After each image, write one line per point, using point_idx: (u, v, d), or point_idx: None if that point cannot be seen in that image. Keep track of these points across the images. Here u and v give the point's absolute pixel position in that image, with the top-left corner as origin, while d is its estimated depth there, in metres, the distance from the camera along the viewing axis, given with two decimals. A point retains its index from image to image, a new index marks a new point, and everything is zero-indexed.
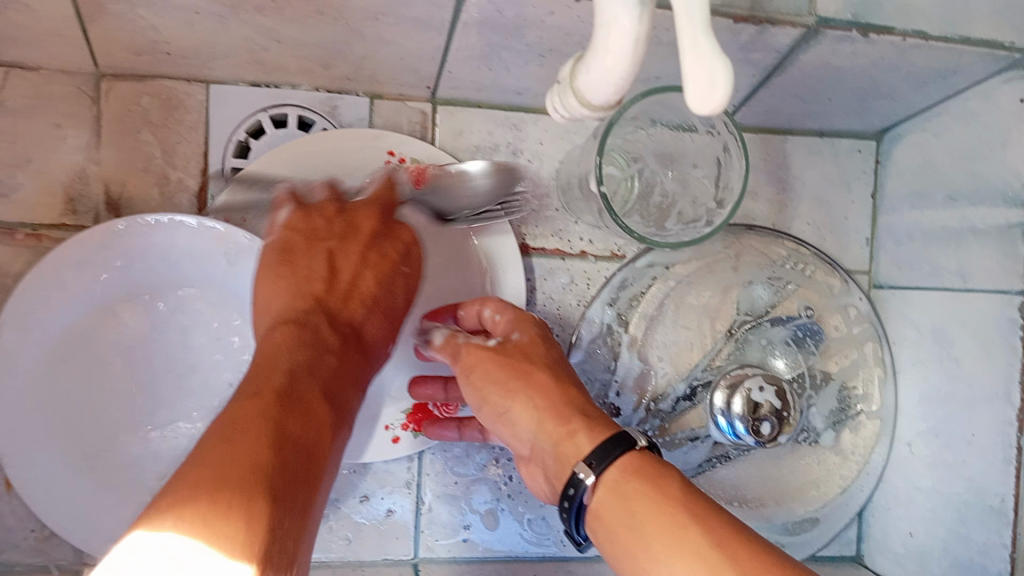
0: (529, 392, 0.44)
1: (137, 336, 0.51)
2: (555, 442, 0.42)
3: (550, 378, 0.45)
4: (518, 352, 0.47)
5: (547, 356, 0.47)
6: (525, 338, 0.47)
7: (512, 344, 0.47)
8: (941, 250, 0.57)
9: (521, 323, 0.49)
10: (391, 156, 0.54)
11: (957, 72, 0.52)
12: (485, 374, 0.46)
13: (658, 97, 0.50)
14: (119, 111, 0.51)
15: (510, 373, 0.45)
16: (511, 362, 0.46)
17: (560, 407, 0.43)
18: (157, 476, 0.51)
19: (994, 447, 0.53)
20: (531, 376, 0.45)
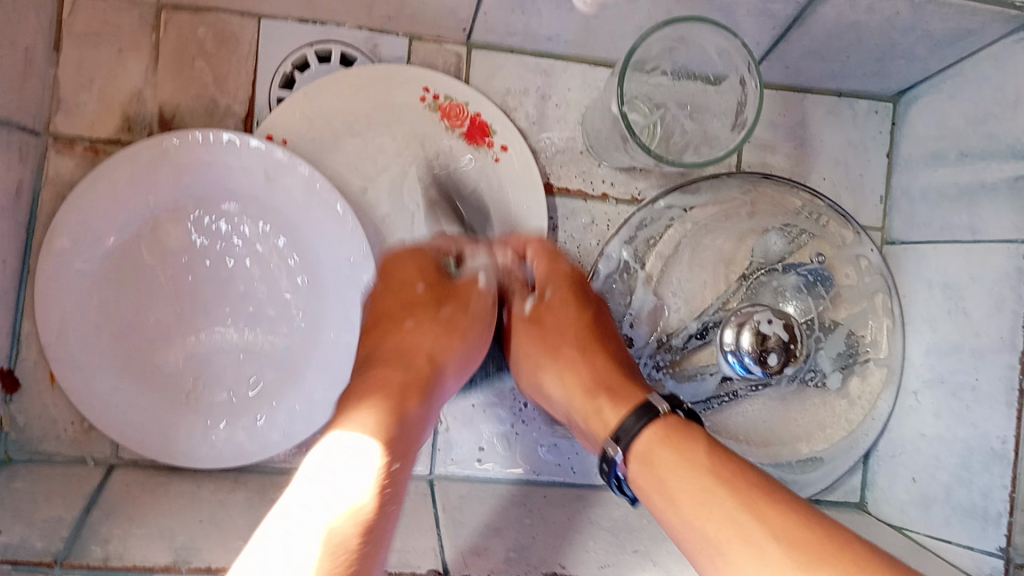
0: (557, 362, 0.53)
1: (182, 247, 0.55)
2: (586, 419, 0.50)
3: (575, 353, 0.53)
4: (552, 317, 0.55)
5: (572, 322, 0.54)
6: (557, 298, 0.55)
7: (546, 308, 0.55)
8: (951, 207, 0.59)
9: (559, 279, 0.55)
10: (426, 92, 0.57)
11: (974, 32, 0.53)
12: (526, 347, 0.55)
13: (677, 29, 0.51)
14: (176, 39, 0.55)
15: (542, 347, 0.54)
16: (545, 338, 0.55)
17: (586, 384, 0.51)
18: (192, 378, 0.55)
19: (1000, 392, 0.53)
20: (560, 353, 0.53)
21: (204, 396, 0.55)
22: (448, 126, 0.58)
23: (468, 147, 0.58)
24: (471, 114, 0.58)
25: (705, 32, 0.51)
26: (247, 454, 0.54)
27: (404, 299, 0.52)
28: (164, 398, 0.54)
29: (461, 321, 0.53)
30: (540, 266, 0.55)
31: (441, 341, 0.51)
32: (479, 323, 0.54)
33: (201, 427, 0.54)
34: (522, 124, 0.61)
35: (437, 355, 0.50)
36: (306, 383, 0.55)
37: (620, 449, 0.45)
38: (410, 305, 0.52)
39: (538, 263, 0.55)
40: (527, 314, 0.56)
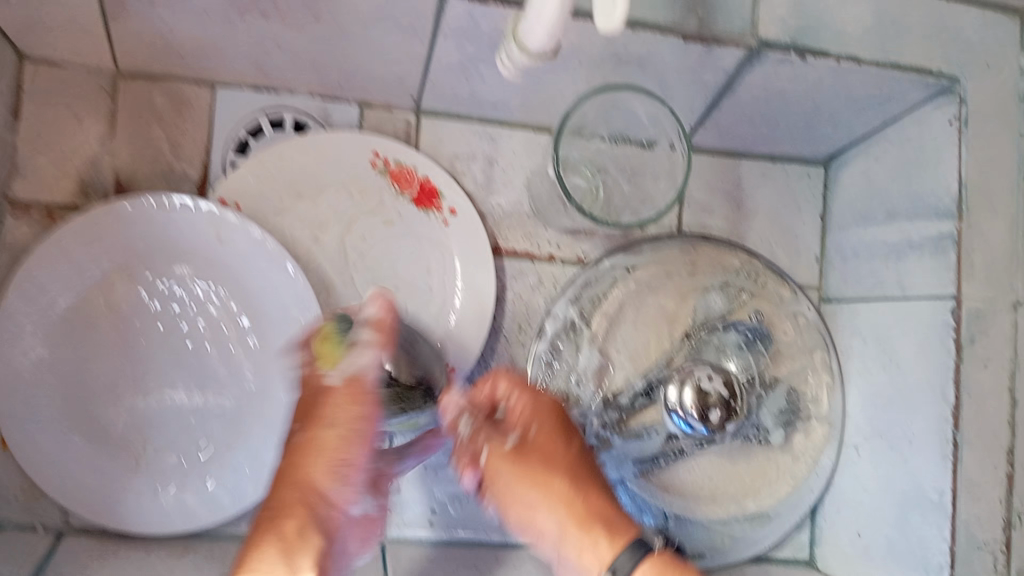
0: (550, 486, 0.52)
1: (131, 308, 0.55)
2: (577, 552, 0.50)
3: (565, 488, 0.52)
4: (540, 454, 0.52)
5: (564, 455, 0.53)
6: (543, 435, 0.53)
7: (530, 445, 0.53)
8: (883, 263, 0.61)
9: (539, 419, 0.54)
10: (376, 156, 0.59)
11: (895, 96, 0.57)
12: (508, 481, 0.53)
13: (609, 96, 0.54)
14: (132, 108, 0.57)
15: (531, 482, 0.52)
16: (529, 472, 0.52)
17: (580, 516, 0.51)
18: (138, 440, 0.55)
19: (935, 444, 0.55)
20: (549, 474, 0.52)
21: (153, 458, 0.55)
22: (399, 190, 0.60)
23: (417, 211, 0.60)
24: (420, 178, 0.60)
25: (632, 98, 0.54)
26: (196, 519, 0.54)
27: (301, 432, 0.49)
28: (112, 459, 0.54)
29: (332, 447, 0.48)
30: (520, 406, 0.54)
31: (331, 475, 0.48)
32: (353, 440, 0.48)
33: (151, 489, 0.54)
34: (469, 188, 0.63)
35: (321, 483, 0.48)
36: (253, 443, 0.56)
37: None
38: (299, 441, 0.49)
39: (515, 402, 0.54)
40: (508, 449, 0.53)
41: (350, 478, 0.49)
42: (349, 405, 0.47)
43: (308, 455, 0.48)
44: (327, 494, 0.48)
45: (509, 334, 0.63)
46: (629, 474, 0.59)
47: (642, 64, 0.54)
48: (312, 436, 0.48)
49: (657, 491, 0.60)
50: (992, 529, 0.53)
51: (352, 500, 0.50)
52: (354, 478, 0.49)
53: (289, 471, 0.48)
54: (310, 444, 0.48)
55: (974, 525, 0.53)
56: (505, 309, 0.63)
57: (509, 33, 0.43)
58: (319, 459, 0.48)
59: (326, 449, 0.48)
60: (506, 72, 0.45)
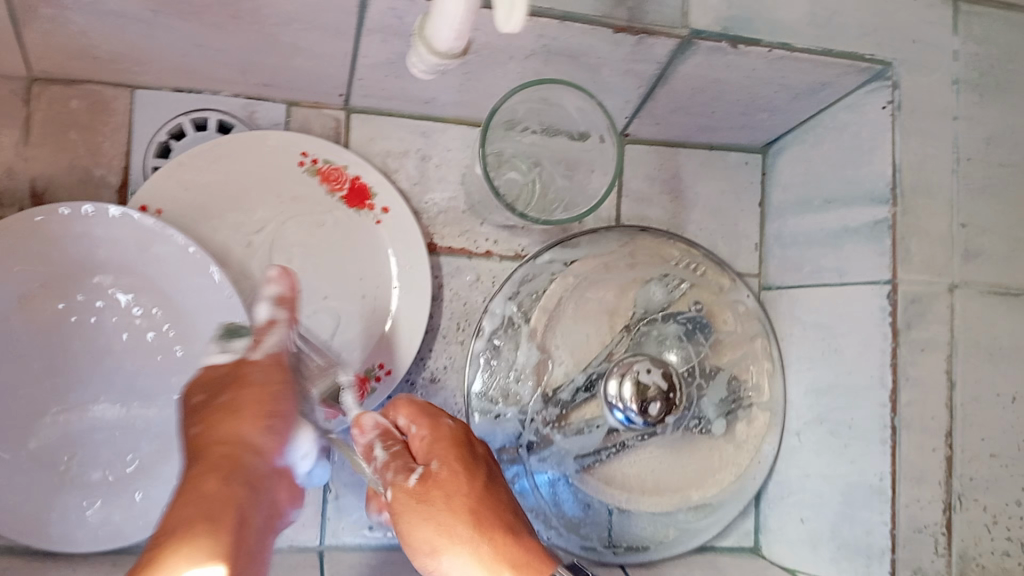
0: (453, 512, 0.46)
1: (54, 323, 0.53)
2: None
3: (474, 524, 0.46)
4: (446, 474, 0.48)
5: (469, 490, 0.47)
6: (446, 470, 0.48)
7: (433, 478, 0.47)
8: (820, 251, 0.61)
9: (440, 446, 0.49)
10: (303, 156, 0.57)
11: (828, 84, 0.57)
12: (416, 520, 0.46)
13: (537, 90, 0.54)
14: (45, 114, 0.55)
15: (433, 523, 0.46)
16: (433, 499, 0.46)
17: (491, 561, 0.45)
18: (67, 457, 0.53)
19: (874, 430, 0.55)
20: (454, 493, 0.47)
21: (78, 475, 0.54)
22: (329, 188, 0.58)
23: (349, 211, 0.59)
24: (350, 177, 0.58)
25: (562, 92, 0.54)
26: (128, 535, 0.53)
27: (231, 396, 0.46)
28: (40, 483, 0.52)
29: (260, 404, 0.45)
30: (421, 430, 0.50)
31: (260, 426, 0.45)
32: (284, 393, 0.47)
33: (78, 507, 0.53)
34: (404, 185, 0.62)
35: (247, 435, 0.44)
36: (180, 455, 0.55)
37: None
38: (227, 401, 0.45)
39: (417, 427, 0.51)
40: (411, 484, 0.47)
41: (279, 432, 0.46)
42: (282, 372, 0.48)
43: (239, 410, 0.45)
44: (251, 447, 0.44)
45: (447, 333, 0.62)
46: (571, 469, 0.58)
47: (574, 56, 0.53)
48: (240, 399, 0.45)
49: (598, 484, 0.59)
50: (933, 512, 0.53)
51: (280, 461, 0.46)
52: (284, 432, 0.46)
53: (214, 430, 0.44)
54: (242, 395, 0.46)
55: (913, 510, 0.53)
56: (442, 307, 0.62)
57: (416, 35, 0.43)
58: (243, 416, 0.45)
59: (251, 406, 0.45)
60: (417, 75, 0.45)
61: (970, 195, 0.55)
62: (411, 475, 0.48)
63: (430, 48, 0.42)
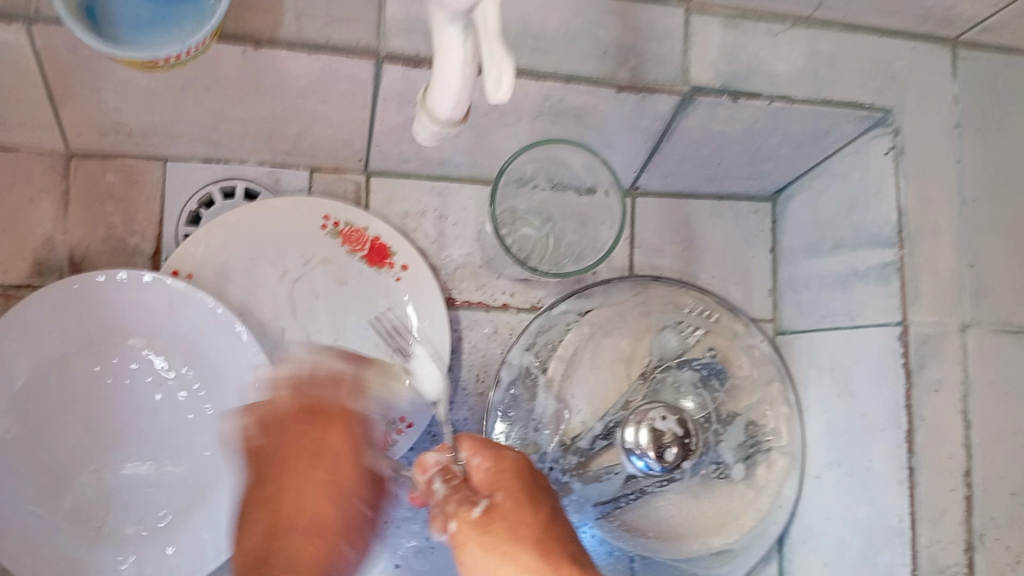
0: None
1: (90, 385, 0.56)
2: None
3: (538, 560, 0.43)
4: (505, 527, 0.45)
5: (536, 519, 0.46)
6: (509, 499, 0.47)
7: (497, 508, 0.46)
8: (831, 295, 0.63)
9: (506, 477, 0.48)
10: (326, 220, 0.60)
11: (830, 132, 0.59)
12: (476, 553, 0.44)
13: (543, 150, 0.58)
14: (83, 188, 0.58)
15: (507, 557, 0.44)
16: (501, 546, 0.44)
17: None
18: (100, 515, 0.56)
19: (892, 471, 0.55)
20: (520, 560, 0.43)
21: (112, 529, 0.56)
22: (350, 250, 0.61)
23: (371, 270, 0.61)
24: (371, 237, 0.61)
25: (567, 151, 0.58)
26: None
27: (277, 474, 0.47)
28: (77, 540, 0.55)
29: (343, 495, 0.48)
30: (483, 460, 0.49)
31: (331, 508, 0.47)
32: (352, 451, 0.49)
33: (110, 560, 0.55)
34: (422, 243, 0.64)
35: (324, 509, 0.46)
36: (212, 511, 0.56)
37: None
38: (277, 501, 0.46)
39: (478, 458, 0.49)
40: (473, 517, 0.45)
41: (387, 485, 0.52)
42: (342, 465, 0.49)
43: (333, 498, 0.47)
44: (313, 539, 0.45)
45: (468, 385, 0.64)
46: (591, 517, 0.59)
47: (579, 115, 0.55)
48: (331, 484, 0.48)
49: (621, 531, 0.60)
50: (955, 551, 0.53)
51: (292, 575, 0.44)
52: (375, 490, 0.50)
53: (297, 528, 0.44)
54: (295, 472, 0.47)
55: (935, 550, 0.53)
56: (462, 359, 0.64)
57: (422, 105, 0.46)
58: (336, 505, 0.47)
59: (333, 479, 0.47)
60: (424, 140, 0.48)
61: (977, 237, 0.56)
62: (473, 513, 0.45)
63: (433, 117, 0.44)
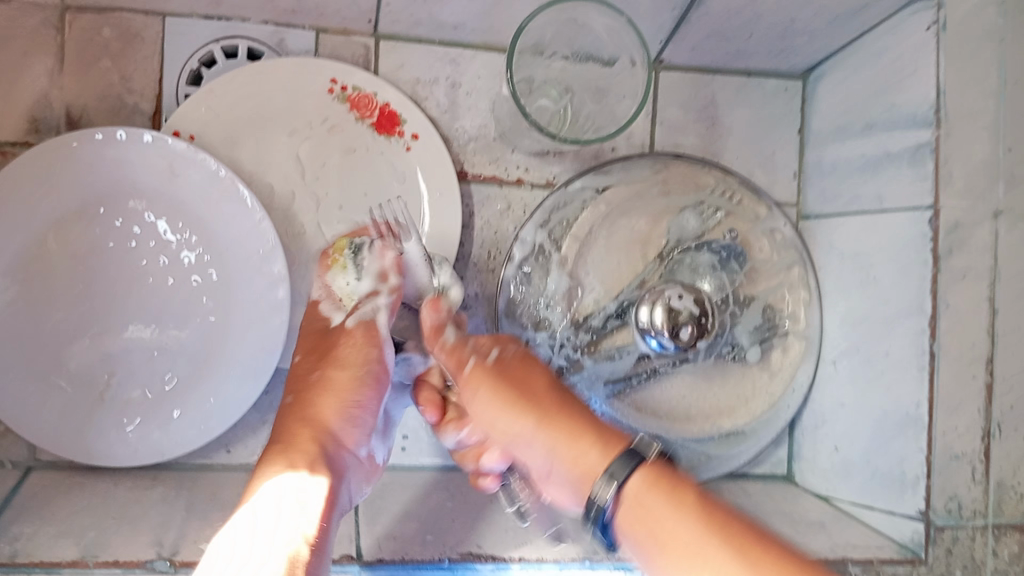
0: (534, 418, 0.47)
1: (91, 247, 0.54)
2: (570, 461, 0.45)
3: (554, 400, 0.48)
4: (518, 376, 0.50)
5: (540, 375, 0.50)
6: (514, 355, 0.52)
7: (502, 360, 0.52)
8: (860, 177, 0.60)
9: (500, 341, 0.53)
10: (333, 83, 0.57)
11: (871, 4, 0.55)
12: (485, 398, 0.50)
13: (563, 11, 0.55)
14: (78, 43, 0.55)
15: (515, 393, 0.49)
16: (512, 394, 0.49)
17: (574, 429, 0.46)
18: (105, 378, 0.55)
19: (911, 356, 0.54)
20: (538, 401, 0.48)
21: (117, 393, 0.55)
22: (358, 116, 0.58)
23: (379, 137, 0.59)
24: (380, 104, 0.58)
25: (590, 13, 0.55)
26: (167, 452, 0.54)
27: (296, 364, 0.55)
28: (82, 403, 0.54)
29: (349, 375, 0.53)
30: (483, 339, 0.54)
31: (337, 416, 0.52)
32: (364, 382, 0.53)
33: (116, 424, 0.54)
34: (433, 112, 0.61)
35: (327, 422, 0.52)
36: (217, 377, 0.56)
37: (613, 488, 0.41)
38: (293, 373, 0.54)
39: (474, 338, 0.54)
40: (489, 363, 0.52)
41: (358, 423, 0.53)
42: (366, 346, 0.54)
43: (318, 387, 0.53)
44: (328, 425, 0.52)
45: (478, 262, 0.62)
46: (602, 395, 0.58)
47: None
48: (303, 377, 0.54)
49: (630, 412, 0.59)
50: (971, 439, 0.52)
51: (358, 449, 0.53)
52: (360, 423, 0.53)
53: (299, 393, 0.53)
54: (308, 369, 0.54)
55: (950, 437, 0.52)
56: (473, 236, 0.62)
57: None
58: (332, 391, 0.53)
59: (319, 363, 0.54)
60: None
61: (1020, 118, 0.53)
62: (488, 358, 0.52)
63: None
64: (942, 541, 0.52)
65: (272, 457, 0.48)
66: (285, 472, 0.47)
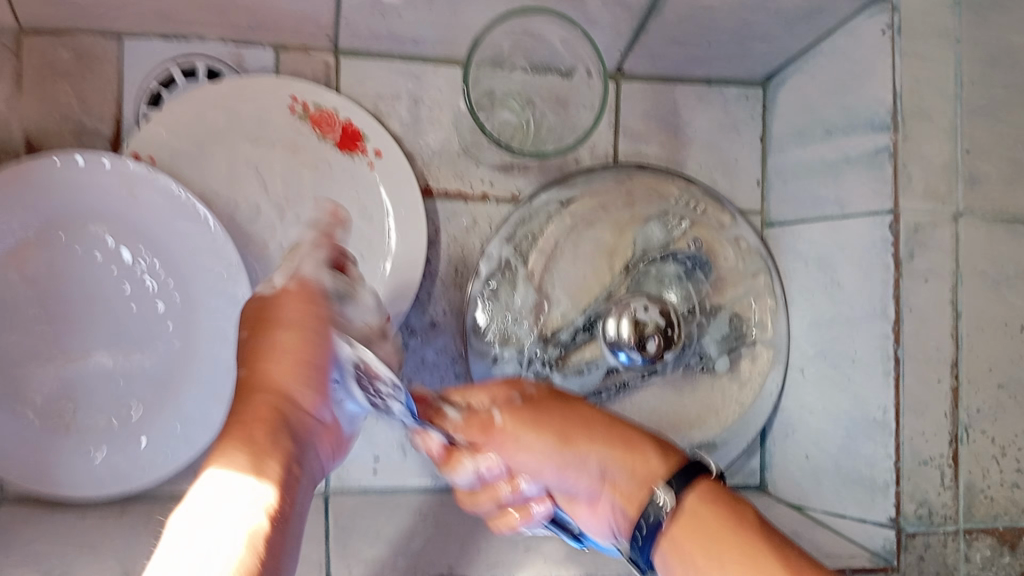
0: (592, 438, 0.47)
1: (51, 273, 0.54)
2: (632, 471, 0.46)
3: (603, 429, 0.48)
4: (558, 402, 0.49)
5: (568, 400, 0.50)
6: (540, 392, 0.50)
7: (537, 399, 0.49)
8: (821, 183, 0.60)
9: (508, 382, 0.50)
10: (294, 100, 0.57)
11: (826, 10, 0.55)
12: (524, 442, 0.47)
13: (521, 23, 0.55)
14: (35, 67, 0.55)
15: (559, 428, 0.47)
16: (556, 419, 0.48)
17: (625, 441, 0.47)
18: (68, 407, 0.54)
19: (877, 361, 0.54)
20: (585, 427, 0.48)
21: (80, 422, 0.54)
22: (320, 133, 0.58)
23: (342, 154, 0.59)
24: (342, 121, 0.58)
25: (546, 25, 0.55)
26: (130, 481, 0.53)
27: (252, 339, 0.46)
28: (45, 431, 0.53)
29: (305, 348, 0.45)
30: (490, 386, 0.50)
31: (299, 378, 0.45)
32: (322, 336, 0.45)
33: (79, 452, 0.53)
34: (396, 128, 0.61)
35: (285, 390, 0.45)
36: (183, 403, 0.55)
37: (672, 495, 0.44)
38: (256, 360, 0.46)
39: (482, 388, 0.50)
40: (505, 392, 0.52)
41: (315, 385, 0.46)
42: (305, 306, 0.46)
43: (260, 359, 0.46)
44: (292, 404, 0.45)
45: (444, 278, 0.62)
46: None
47: None
48: (256, 352, 0.46)
49: None
50: (938, 443, 0.53)
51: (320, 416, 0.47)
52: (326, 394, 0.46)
53: (259, 372, 0.45)
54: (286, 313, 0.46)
55: (918, 442, 0.52)
56: (440, 251, 0.62)
57: None
58: (278, 357, 0.45)
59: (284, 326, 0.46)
60: None
61: (974, 122, 0.54)
62: (512, 399, 0.49)
63: None
64: (914, 548, 0.52)
65: (227, 446, 0.40)
66: (237, 475, 0.39)
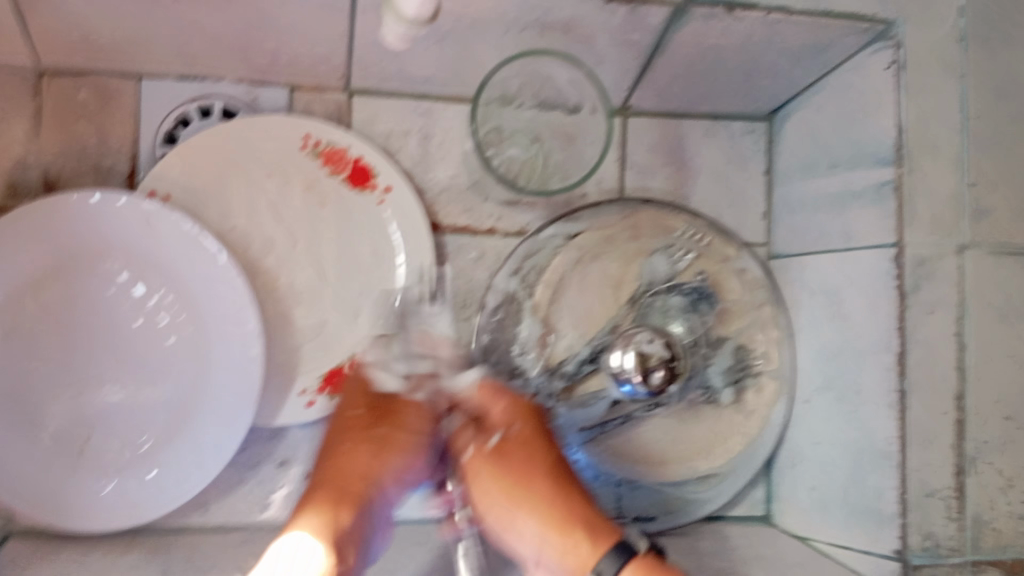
0: (531, 509, 0.52)
1: (69, 307, 0.55)
2: (556, 553, 0.51)
3: (547, 487, 0.53)
4: (521, 452, 0.54)
5: (543, 459, 0.54)
6: (523, 433, 0.55)
7: (509, 442, 0.54)
8: (826, 217, 0.61)
9: (520, 414, 0.56)
10: (307, 138, 0.58)
11: (830, 47, 0.56)
12: (486, 484, 0.54)
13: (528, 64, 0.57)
14: (55, 106, 0.57)
15: (512, 480, 0.53)
16: (518, 499, 0.53)
17: (561, 519, 0.51)
18: (83, 437, 0.55)
19: (883, 394, 0.54)
20: (530, 484, 0.53)
21: (94, 452, 0.55)
22: (331, 170, 0.59)
23: (353, 190, 0.60)
24: (353, 158, 0.59)
25: (554, 66, 0.57)
26: (144, 510, 0.55)
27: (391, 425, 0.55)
28: (60, 462, 0.54)
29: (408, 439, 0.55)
30: (516, 425, 0.55)
31: (383, 458, 0.53)
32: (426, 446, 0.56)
33: (93, 483, 0.55)
34: (406, 164, 0.62)
35: (370, 473, 0.52)
36: (194, 435, 0.56)
37: None
38: (356, 436, 0.54)
39: (514, 424, 0.55)
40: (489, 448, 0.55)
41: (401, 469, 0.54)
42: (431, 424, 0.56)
43: (367, 444, 0.54)
44: (378, 481, 0.53)
45: (453, 310, 0.63)
46: (576, 441, 0.60)
47: (568, 30, 0.53)
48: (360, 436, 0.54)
49: (606, 456, 0.60)
50: (944, 476, 0.53)
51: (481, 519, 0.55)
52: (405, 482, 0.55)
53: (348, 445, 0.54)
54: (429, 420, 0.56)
55: (924, 474, 0.53)
56: (447, 286, 0.63)
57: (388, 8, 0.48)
58: (392, 445, 0.54)
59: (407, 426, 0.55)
60: (392, 42, 0.50)
61: (978, 157, 0.55)
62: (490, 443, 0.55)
63: (399, 19, 0.47)
64: None
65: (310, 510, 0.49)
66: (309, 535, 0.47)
